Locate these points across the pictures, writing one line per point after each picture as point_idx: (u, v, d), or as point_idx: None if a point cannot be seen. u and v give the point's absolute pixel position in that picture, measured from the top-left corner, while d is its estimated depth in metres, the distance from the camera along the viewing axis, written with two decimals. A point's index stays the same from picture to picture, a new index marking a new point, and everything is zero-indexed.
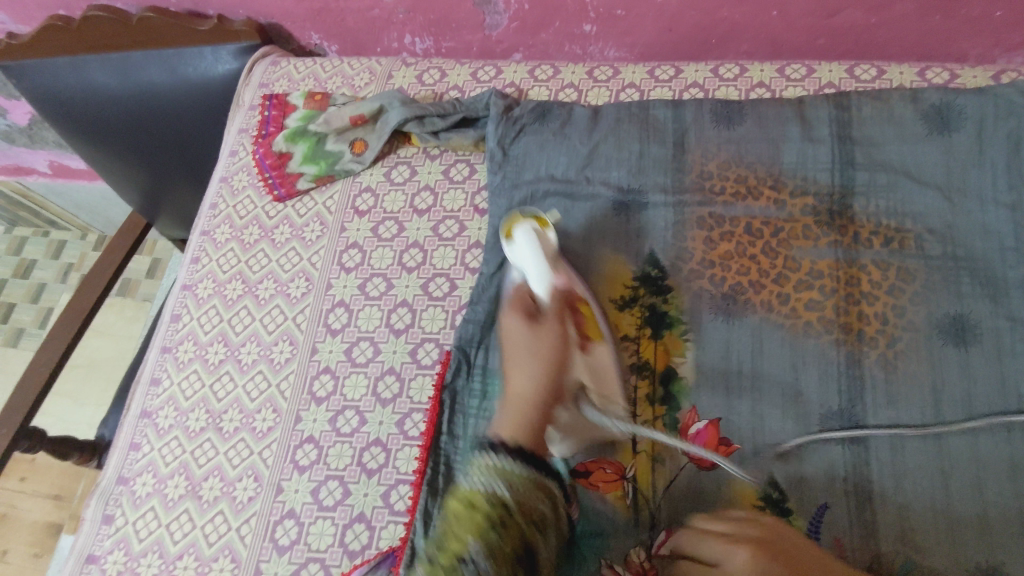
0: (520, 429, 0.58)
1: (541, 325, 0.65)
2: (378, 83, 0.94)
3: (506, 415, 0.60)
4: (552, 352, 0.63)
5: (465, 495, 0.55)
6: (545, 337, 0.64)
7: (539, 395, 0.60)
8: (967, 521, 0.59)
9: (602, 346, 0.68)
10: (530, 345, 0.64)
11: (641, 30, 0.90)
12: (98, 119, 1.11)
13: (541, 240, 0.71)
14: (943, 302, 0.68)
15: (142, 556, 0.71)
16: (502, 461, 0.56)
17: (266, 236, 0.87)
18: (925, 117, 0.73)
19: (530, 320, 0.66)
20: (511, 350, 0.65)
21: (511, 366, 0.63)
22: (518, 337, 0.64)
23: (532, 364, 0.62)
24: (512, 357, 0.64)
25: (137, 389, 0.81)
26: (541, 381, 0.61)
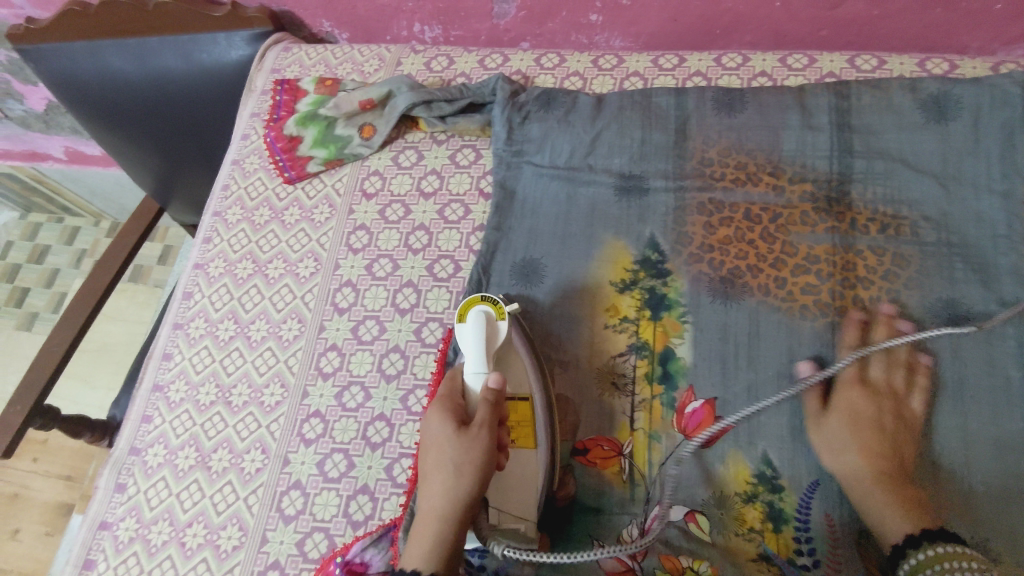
0: (433, 559, 0.53)
1: (471, 435, 0.58)
2: (388, 70, 0.96)
3: (419, 541, 0.55)
4: (476, 469, 0.56)
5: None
6: (466, 452, 0.57)
7: (451, 508, 0.55)
8: (954, 497, 0.61)
9: (527, 450, 0.65)
10: (451, 450, 0.57)
11: (646, 20, 0.91)
12: (113, 103, 1.14)
13: (488, 330, 0.66)
14: (936, 287, 0.69)
15: (153, 524, 0.73)
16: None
17: (276, 217, 0.89)
18: (923, 106, 0.75)
19: (455, 418, 0.60)
20: (432, 456, 0.58)
21: (426, 472, 0.58)
22: (443, 453, 0.57)
23: (444, 479, 0.56)
24: (423, 472, 0.58)
25: (149, 364, 0.83)
26: (453, 494, 0.56)
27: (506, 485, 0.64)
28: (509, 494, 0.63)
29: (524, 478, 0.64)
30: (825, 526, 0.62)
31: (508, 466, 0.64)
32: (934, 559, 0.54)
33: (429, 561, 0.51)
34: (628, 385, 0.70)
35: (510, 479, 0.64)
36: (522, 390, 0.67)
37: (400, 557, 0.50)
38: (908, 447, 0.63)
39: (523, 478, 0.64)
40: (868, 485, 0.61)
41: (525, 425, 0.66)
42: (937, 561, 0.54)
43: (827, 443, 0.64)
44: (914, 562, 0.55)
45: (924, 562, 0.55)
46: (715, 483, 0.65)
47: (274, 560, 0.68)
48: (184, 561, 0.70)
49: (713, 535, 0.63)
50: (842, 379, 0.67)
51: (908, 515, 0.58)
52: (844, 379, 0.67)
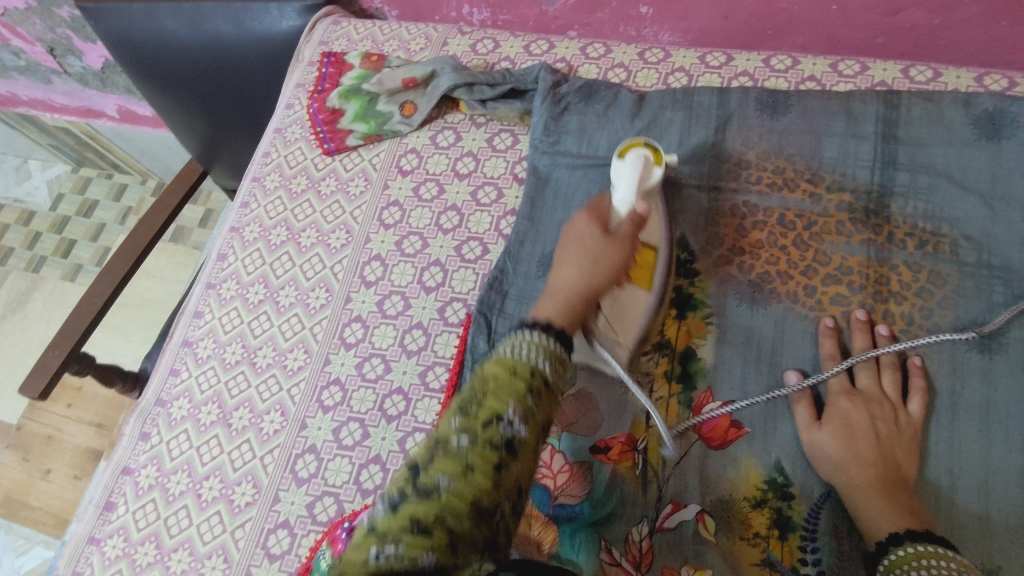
0: (562, 313, 0.53)
1: (614, 237, 0.60)
2: (433, 49, 0.96)
3: (550, 302, 0.55)
4: (611, 270, 0.59)
5: (503, 360, 0.48)
6: (607, 255, 0.59)
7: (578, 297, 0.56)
8: (972, 526, 0.59)
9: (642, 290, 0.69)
10: (589, 243, 0.60)
11: (697, 16, 0.90)
12: (166, 67, 1.17)
13: (643, 170, 0.67)
14: (971, 309, 0.67)
15: (173, 473, 0.76)
16: (541, 337, 0.49)
17: (313, 187, 0.90)
18: (976, 122, 0.73)
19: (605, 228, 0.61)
20: (573, 247, 0.60)
21: (562, 260, 0.60)
22: (589, 241, 0.60)
23: (581, 267, 0.58)
24: (562, 257, 0.60)
25: (181, 319, 0.86)
26: (589, 281, 0.57)
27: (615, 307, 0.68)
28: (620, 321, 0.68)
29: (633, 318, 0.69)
30: (833, 538, 0.61)
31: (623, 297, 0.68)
32: (907, 557, 0.54)
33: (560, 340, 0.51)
34: (646, 381, 0.70)
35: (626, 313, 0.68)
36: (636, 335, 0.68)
37: (531, 336, 0.49)
38: (901, 455, 0.62)
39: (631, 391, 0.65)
40: (862, 487, 0.59)
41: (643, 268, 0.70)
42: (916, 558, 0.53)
43: (819, 449, 0.63)
44: (894, 557, 0.54)
45: (906, 557, 0.54)
46: (725, 484, 0.64)
47: (284, 520, 0.70)
48: (199, 512, 0.73)
49: (720, 536, 0.62)
50: (831, 388, 0.66)
51: (899, 515, 0.57)
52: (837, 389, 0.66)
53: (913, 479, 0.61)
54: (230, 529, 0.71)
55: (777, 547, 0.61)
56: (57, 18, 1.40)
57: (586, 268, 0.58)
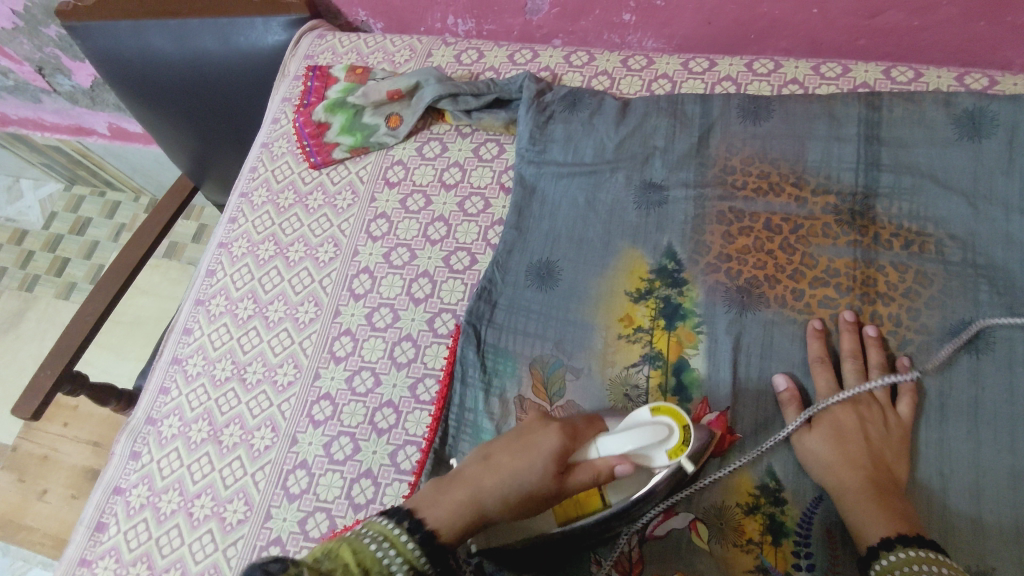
0: (443, 526, 0.52)
1: (558, 493, 0.56)
2: (418, 61, 0.97)
3: (450, 493, 0.55)
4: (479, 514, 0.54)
5: (358, 555, 0.48)
6: (521, 480, 0.55)
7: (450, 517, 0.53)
8: (964, 527, 0.59)
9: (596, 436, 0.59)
10: (530, 468, 0.55)
11: (679, 22, 0.90)
12: (153, 84, 1.17)
13: (643, 459, 0.58)
14: (959, 309, 0.67)
15: (164, 492, 0.75)
16: (404, 554, 0.49)
17: (300, 201, 0.90)
18: (957, 121, 0.73)
19: (561, 459, 0.56)
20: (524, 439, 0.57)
21: (506, 449, 0.57)
22: (527, 478, 0.55)
23: (537, 459, 0.55)
24: (516, 443, 0.57)
25: (170, 337, 0.86)
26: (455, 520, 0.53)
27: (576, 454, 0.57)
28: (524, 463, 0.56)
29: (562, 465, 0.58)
30: (826, 542, 0.61)
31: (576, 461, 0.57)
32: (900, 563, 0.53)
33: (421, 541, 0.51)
34: (639, 394, 0.70)
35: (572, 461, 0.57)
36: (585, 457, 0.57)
37: (389, 549, 0.49)
38: (891, 456, 0.62)
39: (517, 526, 0.61)
40: (853, 490, 0.60)
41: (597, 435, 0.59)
42: (907, 563, 0.53)
43: (810, 452, 0.63)
44: (887, 562, 0.54)
45: (896, 563, 0.53)
46: (718, 491, 0.64)
47: (276, 537, 0.70)
48: (191, 531, 0.72)
49: (713, 544, 0.62)
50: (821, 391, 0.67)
51: (890, 516, 0.57)
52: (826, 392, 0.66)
53: (904, 480, 0.61)
54: (222, 547, 0.70)
55: (771, 553, 0.61)
56: (44, 37, 1.40)
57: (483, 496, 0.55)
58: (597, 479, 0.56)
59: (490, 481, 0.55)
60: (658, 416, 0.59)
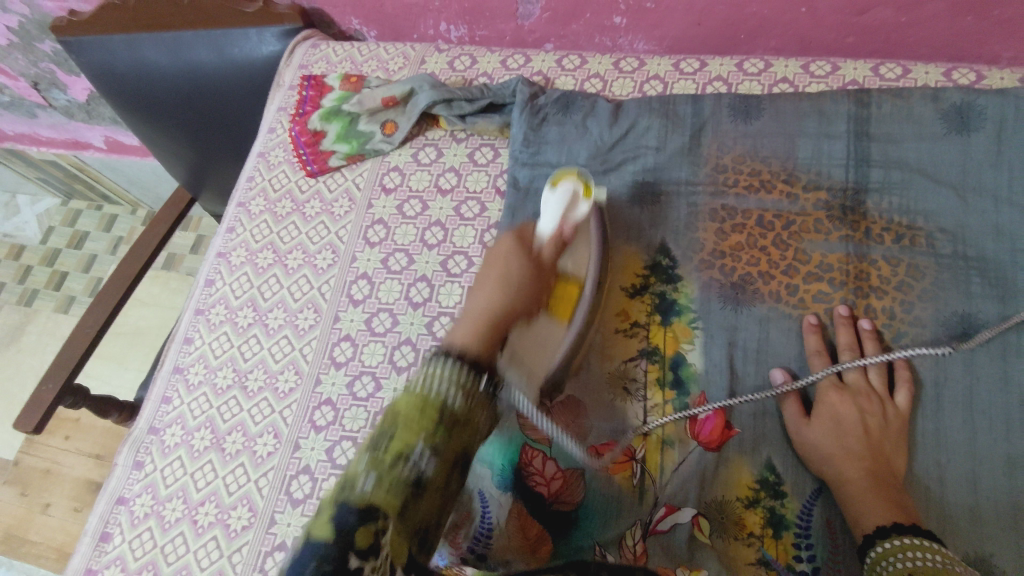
0: (473, 339, 0.55)
1: (534, 264, 0.66)
2: (411, 68, 0.98)
3: (465, 324, 0.57)
4: (513, 285, 0.63)
5: (416, 393, 0.50)
6: (511, 269, 0.64)
7: (492, 310, 0.59)
8: (962, 516, 0.60)
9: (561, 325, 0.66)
10: (500, 278, 0.63)
11: (670, 23, 0.91)
12: (149, 96, 1.18)
13: (569, 205, 0.68)
14: (952, 301, 0.68)
15: (168, 501, 0.76)
16: (456, 369, 0.51)
17: (298, 209, 0.91)
18: (945, 116, 0.74)
19: (527, 255, 0.66)
20: (494, 276, 0.64)
21: (482, 278, 0.64)
22: (509, 262, 0.65)
23: (513, 258, 0.65)
24: (482, 280, 0.64)
25: (171, 346, 0.86)
26: (497, 299, 0.61)
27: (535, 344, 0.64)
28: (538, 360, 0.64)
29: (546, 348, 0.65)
30: (826, 534, 0.62)
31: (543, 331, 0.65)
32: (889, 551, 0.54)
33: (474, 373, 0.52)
34: (638, 389, 0.71)
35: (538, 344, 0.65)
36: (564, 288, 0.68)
37: (446, 367, 0.51)
38: (888, 447, 0.62)
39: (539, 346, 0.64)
40: (851, 480, 0.60)
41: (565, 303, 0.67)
42: (901, 550, 0.53)
43: (809, 444, 0.63)
44: (881, 550, 0.55)
45: (889, 550, 0.54)
46: (719, 485, 0.65)
47: (281, 542, 0.70)
48: (196, 538, 0.73)
49: (714, 538, 0.63)
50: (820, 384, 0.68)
51: (889, 507, 0.58)
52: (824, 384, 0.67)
53: (902, 471, 0.62)
54: (227, 554, 0.71)
55: (772, 546, 0.62)
56: (39, 52, 1.41)
57: (503, 289, 0.62)
58: (554, 240, 0.68)
59: (496, 291, 0.62)
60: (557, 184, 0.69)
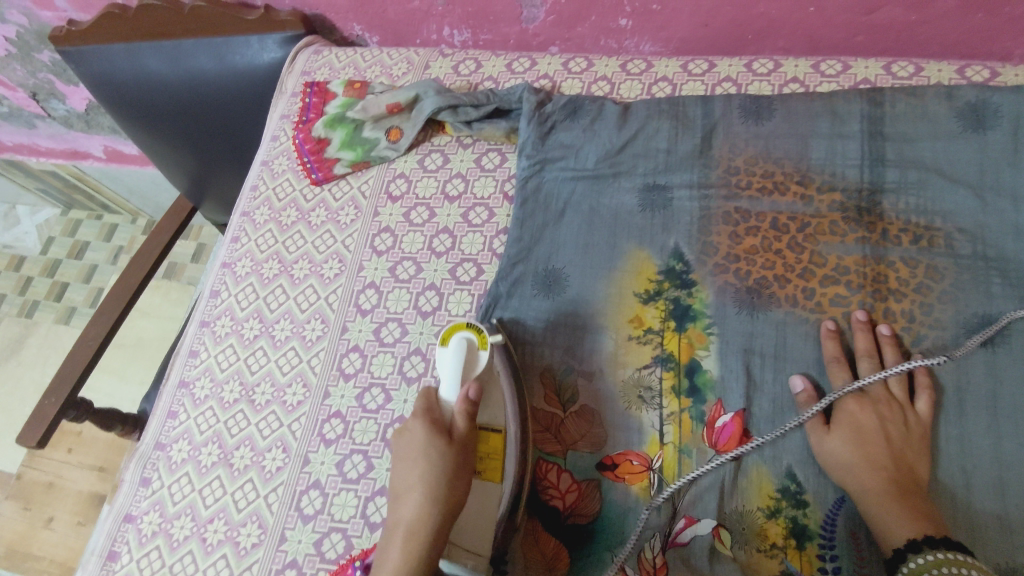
0: (410, 561, 0.56)
1: (454, 449, 0.62)
2: (415, 73, 0.96)
3: (394, 544, 0.58)
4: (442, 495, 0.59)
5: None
6: (433, 456, 0.61)
7: (423, 525, 0.58)
8: (989, 524, 0.59)
9: (495, 481, 0.64)
10: (422, 467, 0.61)
11: (677, 25, 0.90)
12: (149, 105, 1.17)
13: (468, 359, 0.66)
14: (972, 303, 0.66)
15: (176, 518, 0.74)
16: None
17: (303, 218, 0.90)
18: (961, 115, 0.72)
19: (440, 429, 0.63)
20: (403, 472, 0.62)
21: (405, 484, 0.61)
22: (421, 442, 0.63)
23: (420, 465, 0.61)
24: (401, 487, 0.62)
25: (176, 359, 0.85)
26: (427, 512, 0.59)
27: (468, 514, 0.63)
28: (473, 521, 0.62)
29: (485, 518, 0.63)
30: (851, 543, 0.60)
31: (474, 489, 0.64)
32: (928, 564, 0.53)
33: None
34: (653, 397, 0.69)
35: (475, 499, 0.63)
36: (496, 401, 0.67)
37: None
38: (911, 456, 0.61)
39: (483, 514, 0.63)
40: (877, 489, 0.59)
41: (499, 451, 0.65)
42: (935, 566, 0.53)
43: (831, 454, 0.62)
44: (914, 565, 0.54)
45: (924, 565, 0.53)
46: (738, 495, 0.63)
47: (292, 560, 0.69)
48: (205, 556, 0.71)
49: (736, 550, 0.62)
50: (839, 391, 0.66)
51: (916, 518, 0.57)
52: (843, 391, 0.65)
53: (927, 478, 0.61)
54: (238, 572, 0.69)
55: (795, 556, 0.61)
56: (38, 63, 1.40)
57: (427, 489, 0.60)
58: (466, 407, 0.64)
59: (416, 475, 0.61)
60: (450, 342, 0.68)
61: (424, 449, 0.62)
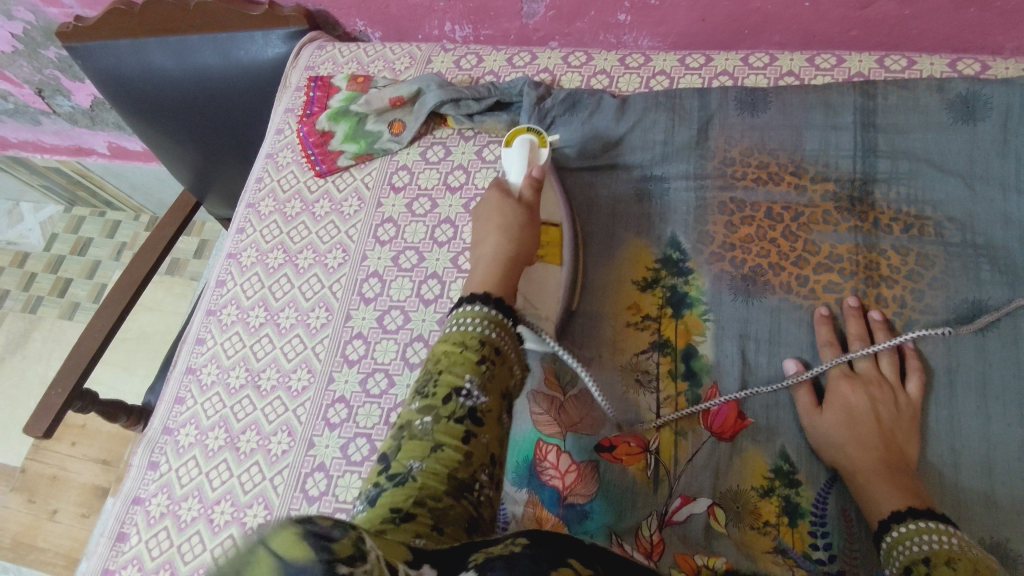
0: (487, 284, 0.59)
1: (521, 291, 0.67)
2: (418, 67, 0.98)
3: (480, 270, 0.62)
4: (515, 230, 0.66)
5: (452, 337, 0.53)
6: (506, 208, 0.69)
7: (502, 254, 0.64)
8: (977, 502, 0.60)
9: (552, 266, 0.74)
10: (498, 217, 0.68)
11: (674, 20, 0.92)
12: (155, 100, 1.19)
13: (531, 153, 0.77)
14: (961, 288, 0.68)
15: (183, 501, 0.76)
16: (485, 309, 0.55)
17: (307, 209, 0.91)
18: (951, 106, 0.74)
19: (511, 197, 0.70)
20: (489, 219, 0.68)
21: (484, 229, 0.67)
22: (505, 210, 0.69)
23: (498, 213, 0.68)
24: (484, 232, 0.67)
25: (183, 347, 0.87)
26: (500, 251, 0.64)
27: (531, 289, 0.71)
28: (537, 300, 0.70)
29: (548, 299, 0.72)
30: (841, 521, 0.62)
31: (536, 270, 0.72)
32: (910, 533, 0.54)
33: (500, 307, 0.56)
34: (650, 382, 0.71)
35: (538, 283, 0.72)
36: (553, 218, 0.76)
37: (472, 309, 0.55)
38: (901, 436, 0.63)
39: (546, 288, 0.72)
40: (863, 466, 0.61)
41: (552, 247, 0.75)
42: (917, 533, 0.54)
43: (823, 435, 0.64)
44: (897, 534, 0.55)
45: (907, 534, 0.54)
46: (731, 475, 0.65)
47: None
48: (212, 537, 0.73)
49: (730, 527, 0.63)
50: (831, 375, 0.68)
51: (903, 493, 0.58)
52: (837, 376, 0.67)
53: (916, 458, 0.62)
54: None
55: (787, 534, 0.62)
56: (44, 59, 1.42)
57: (505, 236, 0.65)
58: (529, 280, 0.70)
59: (497, 216, 0.68)
60: (516, 139, 0.78)
61: (499, 203, 0.69)
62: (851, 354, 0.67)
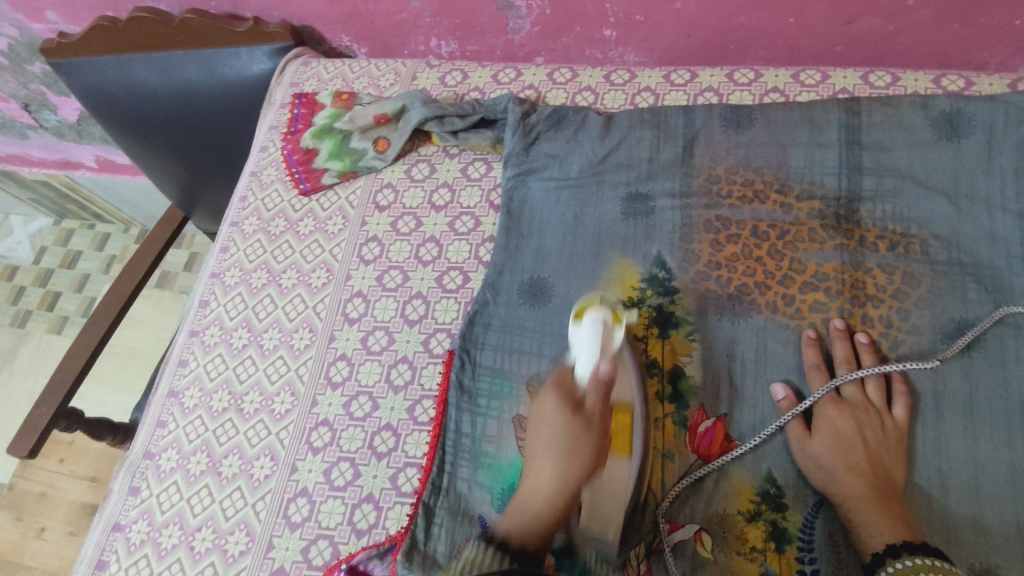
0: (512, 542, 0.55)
1: (581, 423, 0.60)
2: (403, 84, 0.98)
3: (518, 518, 0.57)
4: (585, 450, 0.59)
5: None
6: (574, 433, 0.59)
7: (550, 507, 0.57)
8: (965, 527, 0.59)
9: (622, 459, 0.64)
10: (558, 425, 0.60)
11: (660, 35, 0.92)
12: (140, 117, 1.18)
13: (605, 335, 0.63)
14: (947, 307, 0.68)
15: (164, 527, 0.75)
16: None
17: (291, 228, 0.91)
18: (935, 124, 0.74)
19: (571, 405, 0.61)
20: (541, 437, 0.61)
21: (537, 429, 0.61)
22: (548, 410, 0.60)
23: (552, 425, 0.60)
24: (538, 415, 0.62)
25: (165, 369, 0.86)
26: (558, 489, 0.58)
27: (597, 492, 0.63)
28: (602, 505, 0.63)
29: (617, 494, 0.63)
30: (829, 546, 0.61)
31: (604, 473, 0.63)
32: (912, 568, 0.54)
33: None
34: (637, 403, 0.69)
35: (602, 481, 0.63)
36: (624, 397, 0.66)
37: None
38: (889, 461, 0.62)
39: (613, 484, 0.63)
40: (864, 491, 0.60)
41: (621, 433, 0.65)
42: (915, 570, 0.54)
43: (812, 461, 0.63)
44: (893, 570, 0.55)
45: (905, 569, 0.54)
46: (718, 499, 0.64)
47: (280, 567, 0.69)
48: (193, 564, 0.72)
49: (716, 553, 0.62)
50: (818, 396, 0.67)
51: (894, 523, 0.58)
52: (830, 401, 0.66)
53: (903, 485, 0.62)
54: None
55: (775, 560, 0.61)
56: (29, 74, 1.41)
57: (561, 460, 0.58)
58: (597, 383, 0.61)
59: (542, 432, 0.61)
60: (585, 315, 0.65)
61: (561, 424, 0.60)
62: (837, 379, 0.67)
